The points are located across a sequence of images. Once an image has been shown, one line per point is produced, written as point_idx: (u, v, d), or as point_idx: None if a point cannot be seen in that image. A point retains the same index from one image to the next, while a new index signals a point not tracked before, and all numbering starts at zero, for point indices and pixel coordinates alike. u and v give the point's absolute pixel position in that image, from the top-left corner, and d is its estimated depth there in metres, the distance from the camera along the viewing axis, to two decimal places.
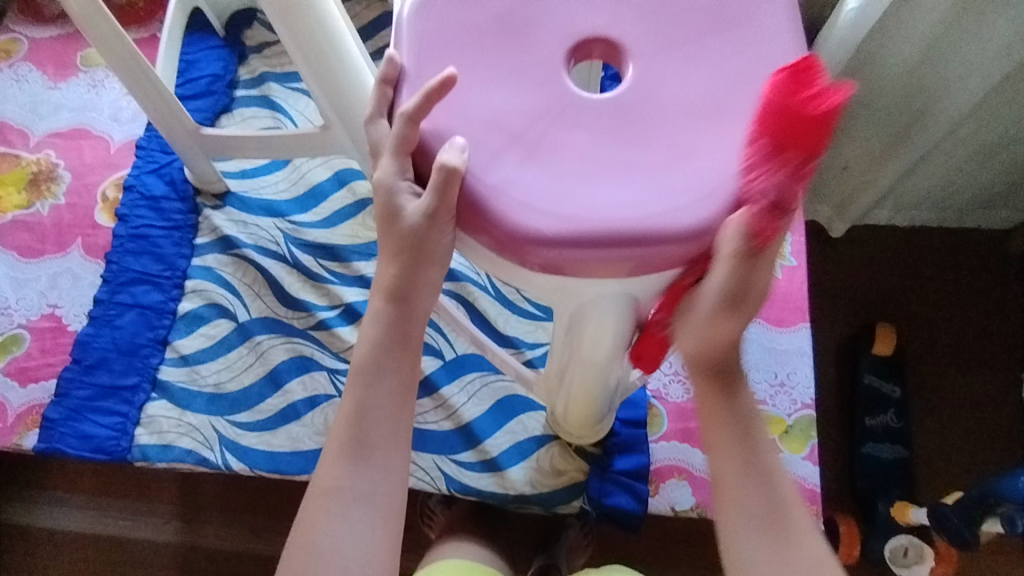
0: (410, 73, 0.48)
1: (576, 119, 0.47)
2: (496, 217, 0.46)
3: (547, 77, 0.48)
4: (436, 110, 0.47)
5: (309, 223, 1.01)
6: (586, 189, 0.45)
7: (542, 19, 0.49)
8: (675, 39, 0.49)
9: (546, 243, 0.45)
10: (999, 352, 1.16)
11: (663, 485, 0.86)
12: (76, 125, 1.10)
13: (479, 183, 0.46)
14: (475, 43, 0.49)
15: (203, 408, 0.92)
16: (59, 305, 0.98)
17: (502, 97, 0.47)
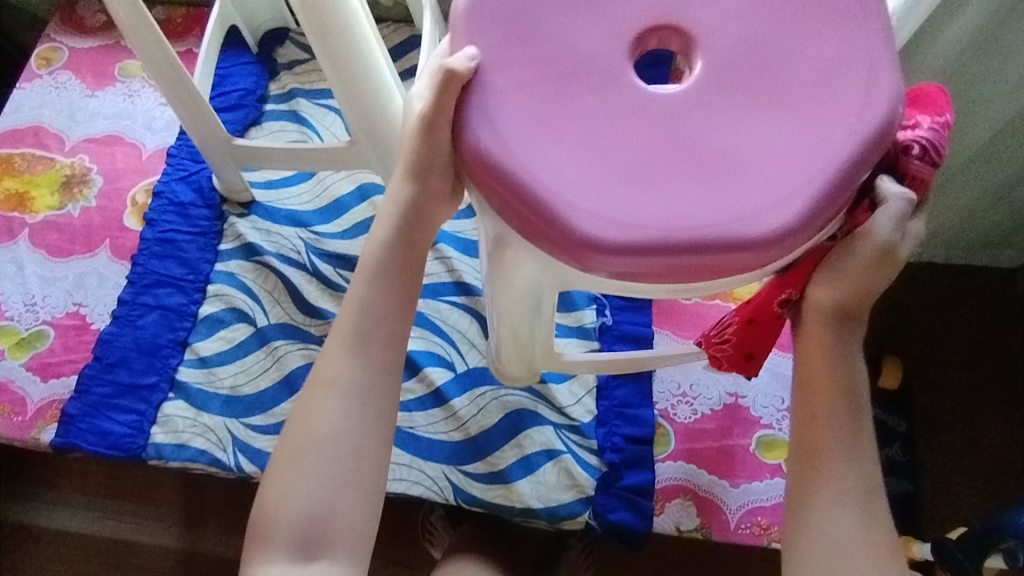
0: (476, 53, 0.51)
1: (632, 119, 0.50)
2: (554, 220, 0.48)
3: (612, 83, 0.50)
4: (498, 102, 0.50)
5: (330, 234, 1.04)
6: (634, 193, 0.48)
7: (605, 16, 0.52)
8: (746, 54, 0.51)
9: (586, 239, 0.48)
10: (1003, 389, 1.18)
11: (669, 505, 0.87)
12: (109, 132, 1.14)
13: (539, 181, 0.49)
14: (543, 44, 0.51)
15: (219, 409, 0.94)
16: (84, 304, 1.01)
17: (569, 100, 0.50)
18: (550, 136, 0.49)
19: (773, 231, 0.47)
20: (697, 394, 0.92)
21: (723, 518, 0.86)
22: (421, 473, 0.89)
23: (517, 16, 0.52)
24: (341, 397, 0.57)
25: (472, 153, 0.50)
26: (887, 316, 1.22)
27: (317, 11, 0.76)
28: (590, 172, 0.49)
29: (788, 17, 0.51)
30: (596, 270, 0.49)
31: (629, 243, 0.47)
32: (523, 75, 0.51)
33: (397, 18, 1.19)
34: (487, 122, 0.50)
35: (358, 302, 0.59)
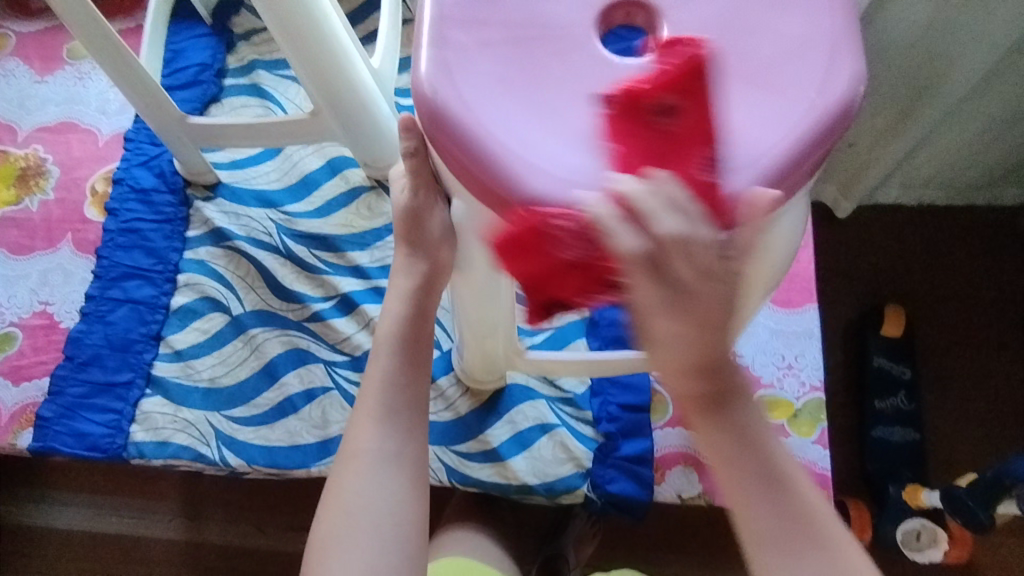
0: (437, 22, 0.50)
1: (597, 84, 0.48)
2: (511, 185, 0.47)
3: (575, 51, 0.49)
4: (460, 68, 0.49)
5: (301, 213, 0.99)
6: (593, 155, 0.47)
7: None
8: (714, 18, 0.50)
9: (537, 199, 0.46)
10: (1008, 331, 1.14)
11: (669, 473, 0.84)
12: (63, 119, 1.08)
13: (497, 144, 0.47)
14: (506, 13, 0.50)
15: (199, 403, 0.90)
16: (51, 302, 0.96)
17: (533, 66, 0.49)
18: (514, 100, 0.48)
19: (739, 192, 0.46)
20: None
21: None
22: None
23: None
24: (370, 470, 0.57)
25: (429, 116, 0.48)
26: (890, 264, 1.17)
27: None
28: (552, 135, 0.47)
29: None
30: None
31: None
32: (487, 39, 0.50)
33: None
34: (446, 81, 0.48)
35: (381, 378, 0.60)
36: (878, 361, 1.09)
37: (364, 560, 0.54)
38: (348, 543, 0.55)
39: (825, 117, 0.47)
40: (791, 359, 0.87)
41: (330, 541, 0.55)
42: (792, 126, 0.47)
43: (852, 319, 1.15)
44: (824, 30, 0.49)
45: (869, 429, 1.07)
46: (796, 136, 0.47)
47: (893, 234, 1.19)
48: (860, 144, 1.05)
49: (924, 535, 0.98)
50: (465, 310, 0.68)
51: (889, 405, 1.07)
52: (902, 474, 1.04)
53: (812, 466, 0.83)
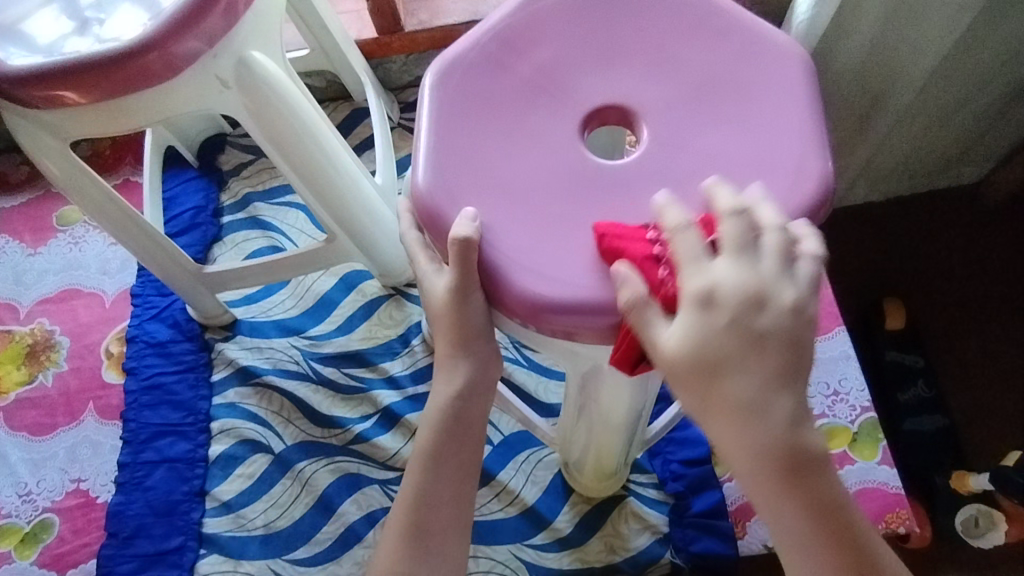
0: (434, 135, 0.48)
1: (592, 186, 0.46)
2: (512, 290, 0.44)
3: (562, 155, 0.47)
4: (454, 175, 0.46)
5: (324, 334, 0.99)
6: (577, 256, 0.44)
7: (562, 93, 0.49)
8: (711, 97, 0.48)
9: (533, 300, 0.43)
10: (1000, 301, 1.18)
11: (749, 524, 0.83)
12: (64, 287, 1.07)
13: (497, 252, 0.44)
14: (492, 123, 0.48)
15: (259, 552, 0.87)
16: (83, 478, 0.93)
17: (514, 170, 0.47)
18: (502, 203, 0.46)
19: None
20: None
21: None
22: (488, 561, 0.83)
23: (476, 89, 0.49)
24: (432, 514, 0.52)
25: (462, 235, 0.43)
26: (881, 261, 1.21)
27: (266, 122, 0.67)
28: (539, 237, 0.45)
29: (757, 61, 0.48)
30: (548, 327, 0.44)
31: (572, 302, 0.43)
32: (482, 147, 0.47)
33: (334, 96, 1.16)
34: (444, 192, 0.46)
35: (432, 423, 0.53)
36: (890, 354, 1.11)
37: (456, 555, 0.53)
38: (442, 508, 0.53)
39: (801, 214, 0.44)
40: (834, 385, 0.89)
41: (426, 526, 0.52)
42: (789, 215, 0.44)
43: (859, 316, 1.18)
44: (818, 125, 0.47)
45: (899, 424, 1.08)
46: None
47: (879, 236, 1.23)
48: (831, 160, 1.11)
49: (982, 520, 0.99)
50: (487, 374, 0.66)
51: (912, 396, 1.09)
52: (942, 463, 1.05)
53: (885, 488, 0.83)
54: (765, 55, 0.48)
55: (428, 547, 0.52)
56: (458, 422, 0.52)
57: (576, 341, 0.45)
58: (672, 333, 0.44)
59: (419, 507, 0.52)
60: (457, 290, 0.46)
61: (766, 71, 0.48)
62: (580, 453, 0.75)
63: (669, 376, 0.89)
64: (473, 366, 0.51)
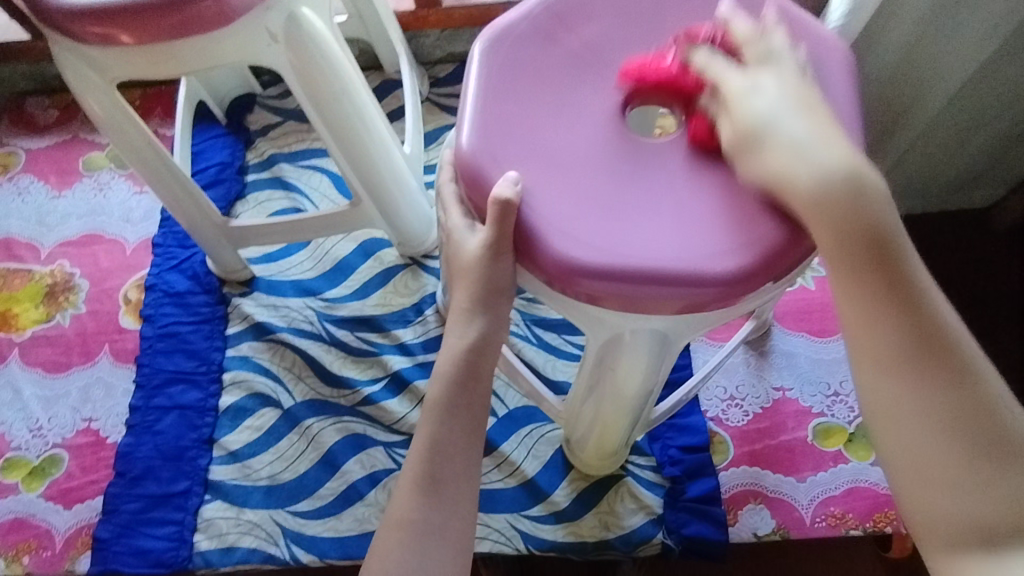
0: (482, 98, 0.49)
1: (629, 162, 0.48)
2: (544, 251, 0.46)
3: (603, 129, 0.49)
4: (498, 138, 0.48)
5: (340, 298, 1.00)
6: (612, 223, 0.46)
7: (608, 71, 0.51)
8: None
9: (564, 263, 0.45)
10: (1007, 322, 1.19)
11: (742, 512, 0.85)
12: (86, 231, 1.08)
13: (534, 214, 0.46)
14: (538, 93, 0.50)
15: (261, 502, 0.89)
16: (95, 418, 0.95)
17: (555, 138, 0.48)
18: (542, 168, 0.47)
19: (737, 269, 0.45)
20: (744, 394, 0.91)
21: (798, 514, 0.84)
22: (485, 528, 0.86)
23: (525, 58, 0.51)
24: (444, 463, 0.54)
25: (503, 198, 0.45)
26: None
27: (308, 79, 0.69)
28: (575, 203, 0.46)
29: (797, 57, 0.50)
30: (579, 289, 0.46)
31: (603, 268, 0.45)
32: (527, 114, 0.49)
33: (365, 65, 1.17)
34: (488, 153, 0.47)
35: (447, 375, 0.54)
36: None
37: (466, 506, 0.54)
38: (455, 457, 0.54)
39: None
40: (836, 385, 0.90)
41: (439, 474, 0.54)
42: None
43: None
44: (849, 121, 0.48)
45: None
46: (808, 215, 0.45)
47: None
48: None
49: None
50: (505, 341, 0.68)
51: None
52: None
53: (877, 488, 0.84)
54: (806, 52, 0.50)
55: (441, 494, 0.53)
56: (471, 372, 0.54)
57: (601, 307, 0.47)
58: (698, 307, 0.46)
59: (432, 458, 0.54)
60: (491, 248, 0.47)
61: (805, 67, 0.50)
62: (585, 430, 0.77)
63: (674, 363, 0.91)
64: (489, 323, 0.53)
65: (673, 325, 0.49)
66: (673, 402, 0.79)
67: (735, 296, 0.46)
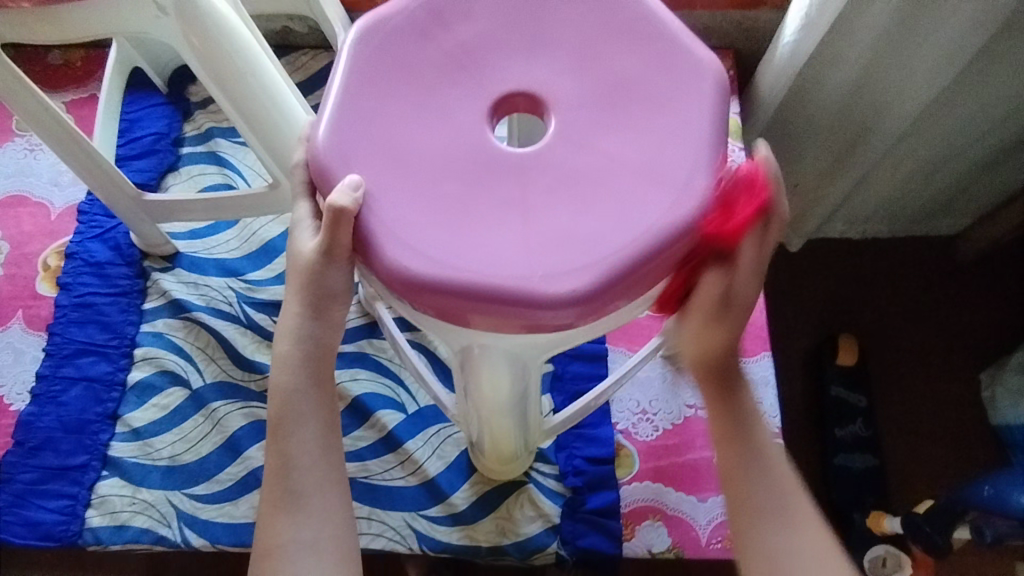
0: (340, 93, 0.47)
1: (483, 171, 0.46)
2: (381, 257, 0.44)
3: (463, 134, 0.47)
4: (349, 136, 0.46)
5: (262, 280, 0.99)
6: (453, 235, 0.44)
7: (480, 73, 0.48)
8: (623, 104, 0.47)
9: (399, 273, 0.44)
10: (951, 353, 1.19)
11: (639, 528, 0.84)
12: (12, 192, 1.06)
13: (374, 221, 0.45)
14: (403, 91, 0.48)
15: (159, 483, 0.88)
16: (0, 384, 0.94)
17: (412, 142, 0.46)
18: (390, 172, 0.45)
19: (572, 293, 0.43)
20: (656, 409, 0.90)
21: (694, 534, 0.84)
22: (381, 524, 0.85)
23: (394, 55, 0.49)
24: (300, 474, 0.56)
25: (337, 207, 0.44)
26: (836, 297, 1.22)
27: (205, 55, 0.66)
28: (419, 212, 0.45)
29: (676, 74, 0.48)
30: (417, 300, 0.45)
31: (434, 281, 0.43)
32: (385, 113, 0.47)
33: (314, 44, 1.14)
34: (339, 152, 0.46)
35: (288, 388, 0.56)
36: (835, 390, 1.13)
37: (336, 506, 0.57)
38: (312, 467, 0.57)
39: (676, 231, 0.45)
40: (749, 407, 0.89)
41: (297, 488, 0.56)
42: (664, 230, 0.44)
43: (809, 350, 1.18)
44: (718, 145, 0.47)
45: (832, 456, 1.10)
46: (652, 243, 0.44)
47: (840, 272, 1.24)
48: (807, 183, 1.09)
49: (889, 561, 1.01)
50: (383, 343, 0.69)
51: (849, 432, 1.11)
52: (864, 499, 1.07)
53: None
54: (687, 71, 0.48)
55: (301, 508, 0.56)
56: (313, 377, 0.56)
57: (445, 321, 0.46)
58: (540, 330, 0.45)
59: (288, 472, 0.56)
60: (329, 251, 0.47)
61: (685, 87, 0.48)
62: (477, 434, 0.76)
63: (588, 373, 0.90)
64: (321, 327, 0.55)
65: (519, 345, 0.48)
66: (571, 413, 0.80)
67: (574, 319, 0.44)
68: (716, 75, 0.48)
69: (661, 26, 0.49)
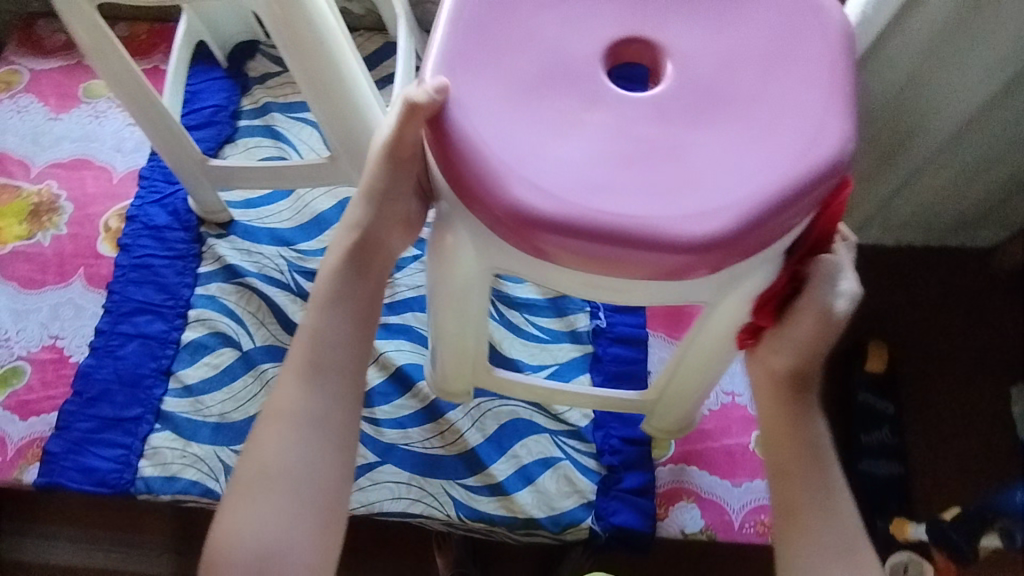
0: (475, 33, 0.56)
1: (586, 116, 0.54)
2: (476, 171, 0.52)
3: (575, 82, 0.55)
4: (472, 69, 0.55)
5: (312, 251, 1.02)
6: (554, 160, 0.52)
7: (594, 35, 0.56)
8: (717, 74, 0.55)
9: (491, 187, 0.51)
10: (986, 362, 1.17)
11: (672, 508, 0.86)
12: (78, 156, 1.10)
13: (480, 141, 0.52)
14: (533, 41, 0.56)
15: (208, 438, 0.91)
16: (61, 336, 0.98)
17: (528, 83, 0.54)
18: (501, 104, 0.54)
19: (650, 233, 0.50)
20: None
21: (727, 518, 0.85)
22: (420, 490, 0.87)
23: (526, 6, 0.57)
24: (305, 431, 0.58)
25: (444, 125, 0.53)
26: (876, 298, 1.21)
27: (286, 26, 0.69)
28: (520, 140, 0.53)
29: (772, 41, 0.56)
30: (493, 205, 0.52)
31: (526, 199, 0.51)
32: (507, 58, 0.55)
33: (370, 26, 1.17)
34: (463, 71, 0.54)
35: (310, 331, 0.61)
36: (862, 397, 1.10)
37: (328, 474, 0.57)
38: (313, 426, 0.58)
39: (746, 187, 0.51)
40: None
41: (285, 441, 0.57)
42: (736, 191, 0.51)
43: (839, 352, 1.16)
44: (811, 122, 0.53)
45: (855, 462, 1.07)
46: (725, 197, 0.51)
47: (882, 277, 1.22)
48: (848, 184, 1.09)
49: (911, 568, 0.98)
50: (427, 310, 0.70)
51: (875, 439, 1.08)
52: (888, 507, 1.04)
53: None
54: (790, 56, 0.56)
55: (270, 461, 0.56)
56: (341, 344, 0.61)
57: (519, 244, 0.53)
58: (604, 262, 0.51)
59: (281, 425, 0.58)
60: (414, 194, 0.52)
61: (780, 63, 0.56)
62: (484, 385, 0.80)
63: (628, 356, 0.92)
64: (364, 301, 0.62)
65: (583, 278, 0.55)
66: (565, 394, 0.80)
67: (648, 255, 0.51)
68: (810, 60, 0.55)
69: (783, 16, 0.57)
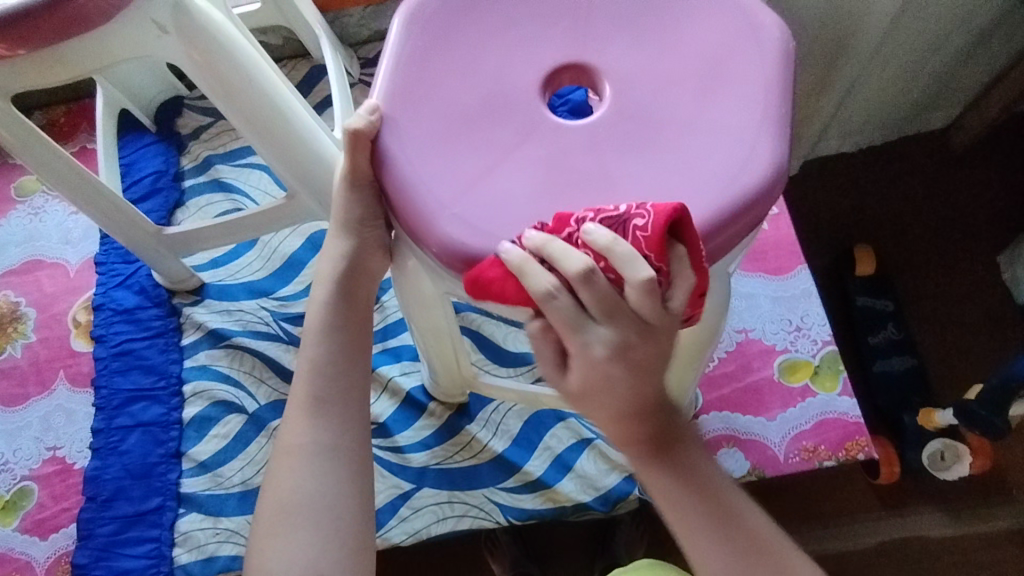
0: (401, 83, 0.52)
1: (529, 152, 0.50)
2: (429, 228, 0.49)
3: (511, 119, 0.51)
4: (404, 119, 0.51)
5: (293, 295, 0.99)
6: (512, 206, 0.48)
7: (524, 64, 0.52)
8: (661, 76, 0.52)
9: (448, 243, 0.48)
10: (971, 238, 1.18)
11: (715, 458, 0.85)
12: (27, 258, 1.05)
13: (429, 200, 0.49)
14: (474, 72, 0.52)
15: (237, 509, 0.88)
16: (59, 445, 0.94)
17: (466, 129, 0.50)
18: (440, 154, 0.50)
19: None
20: None
21: (770, 453, 0.85)
22: (463, 505, 0.85)
23: (449, 42, 0.53)
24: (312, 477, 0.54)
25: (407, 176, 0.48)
26: (853, 202, 1.21)
27: (213, 73, 0.66)
28: (468, 191, 0.49)
29: (710, 33, 0.53)
30: (427, 244, 0.49)
31: (483, 252, 0.47)
32: (438, 102, 0.51)
33: (292, 54, 1.13)
34: (403, 102, 0.51)
35: (311, 364, 0.57)
36: (861, 300, 1.10)
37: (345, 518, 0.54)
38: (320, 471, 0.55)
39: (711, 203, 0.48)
40: (797, 321, 0.90)
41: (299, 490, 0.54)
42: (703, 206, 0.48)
43: (830, 262, 1.17)
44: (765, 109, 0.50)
45: (870, 364, 1.07)
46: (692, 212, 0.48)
47: (855, 180, 1.22)
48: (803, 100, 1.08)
49: (947, 453, 0.98)
50: (422, 324, 0.67)
51: (882, 339, 1.08)
52: (912, 400, 1.04)
53: (845, 417, 0.85)
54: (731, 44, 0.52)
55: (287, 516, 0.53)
56: (338, 379, 0.58)
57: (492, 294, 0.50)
58: None
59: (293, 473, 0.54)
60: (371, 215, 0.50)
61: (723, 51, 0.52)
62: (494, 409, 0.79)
63: None
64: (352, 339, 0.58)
65: None
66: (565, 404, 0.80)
67: None
68: (753, 42, 0.52)
69: (730, 18, 0.53)
